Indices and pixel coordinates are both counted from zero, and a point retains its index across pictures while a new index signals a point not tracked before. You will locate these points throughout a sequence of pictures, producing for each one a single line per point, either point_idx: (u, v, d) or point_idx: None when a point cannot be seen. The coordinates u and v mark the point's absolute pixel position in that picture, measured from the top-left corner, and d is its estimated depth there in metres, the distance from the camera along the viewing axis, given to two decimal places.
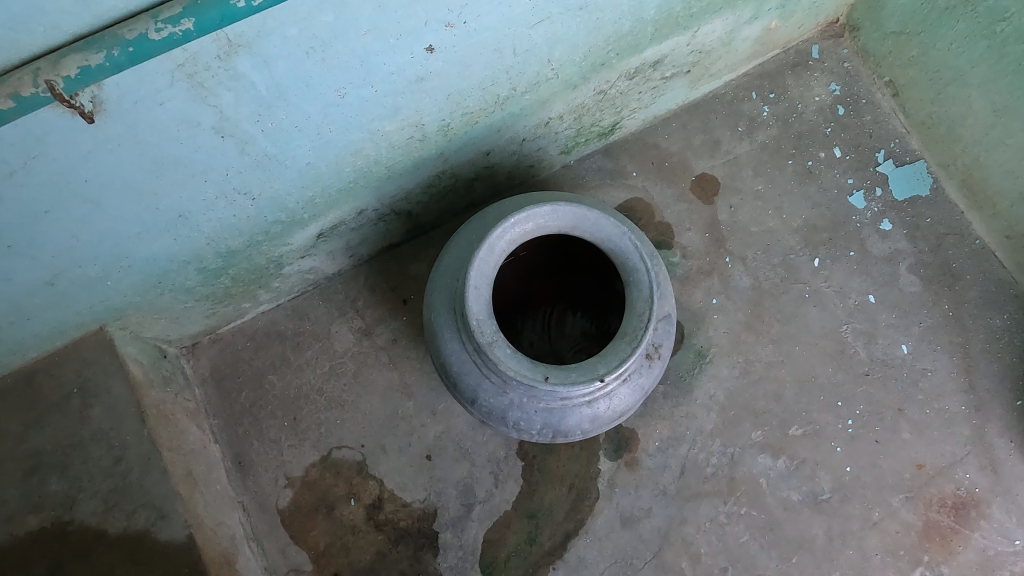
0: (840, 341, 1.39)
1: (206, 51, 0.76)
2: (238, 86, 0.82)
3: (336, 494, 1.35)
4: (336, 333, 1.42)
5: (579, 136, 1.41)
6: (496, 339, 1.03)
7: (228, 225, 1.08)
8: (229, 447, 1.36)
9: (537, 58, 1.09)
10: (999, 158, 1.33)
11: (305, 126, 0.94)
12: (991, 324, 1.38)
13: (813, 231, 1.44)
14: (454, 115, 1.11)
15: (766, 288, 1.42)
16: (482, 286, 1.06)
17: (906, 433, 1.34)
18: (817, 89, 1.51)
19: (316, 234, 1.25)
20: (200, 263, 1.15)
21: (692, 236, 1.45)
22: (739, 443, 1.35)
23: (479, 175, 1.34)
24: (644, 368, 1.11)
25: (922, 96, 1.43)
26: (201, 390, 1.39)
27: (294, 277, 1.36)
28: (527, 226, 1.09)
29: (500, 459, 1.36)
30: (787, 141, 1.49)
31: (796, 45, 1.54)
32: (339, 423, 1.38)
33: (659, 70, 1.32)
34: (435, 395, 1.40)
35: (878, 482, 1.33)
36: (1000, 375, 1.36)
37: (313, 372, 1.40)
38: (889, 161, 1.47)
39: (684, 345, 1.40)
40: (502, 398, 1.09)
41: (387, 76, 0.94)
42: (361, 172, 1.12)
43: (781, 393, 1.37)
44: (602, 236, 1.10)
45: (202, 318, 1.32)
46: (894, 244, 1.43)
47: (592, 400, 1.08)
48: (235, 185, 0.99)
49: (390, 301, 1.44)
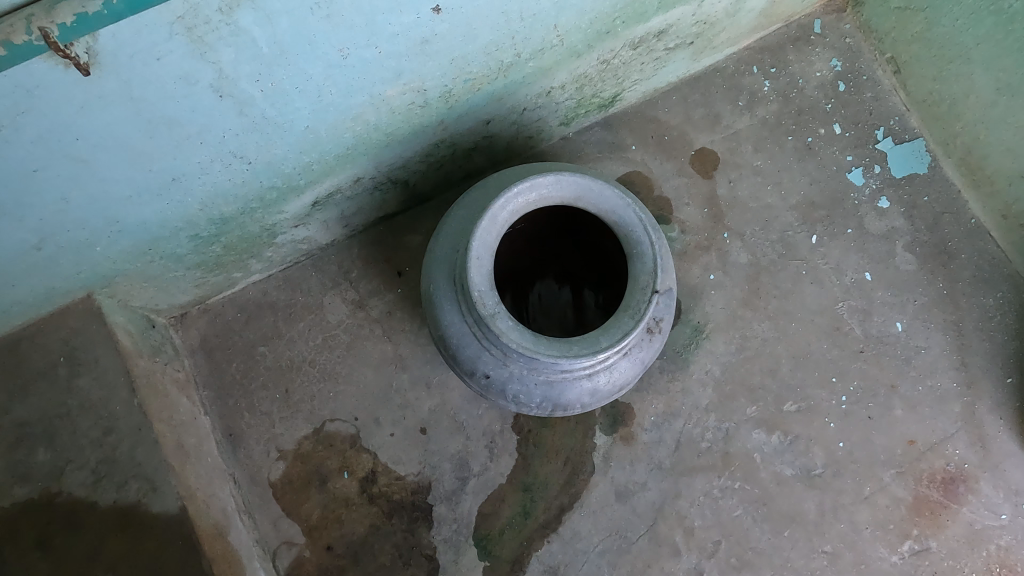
0: (836, 319, 1.39)
1: (208, 3, 0.72)
2: (239, 42, 0.78)
3: (329, 467, 1.33)
4: (329, 305, 1.39)
5: (580, 108, 1.39)
6: (498, 310, 1.02)
7: (222, 191, 1.05)
8: (220, 419, 1.34)
9: (544, 23, 1.06)
10: (999, 136, 1.33)
11: (305, 87, 0.91)
12: (984, 303, 1.38)
13: (812, 208, 1.44)
14: (457, 81, 1.08)
15: (764, 265, 1.42)
16: (484, 257, 1.04)
17: (898, 410, 1.36)
18: (818, 65, 1.50)
19: (311, 202, 1.22)
20: (193, 229, 1.11)
21: (690, 212, 1.44)
22: (734, 418, 1.36)
23: (478, 145, 1.32)
24: (644, 342, 1.10)
25: (924, 74, 1.42)
26: (190, 361, 1.36)
27: (287, 247, 1.33)
28: (530, 197, 1.07)
29: (495, 433, 1.36)
30: (787, 116, 1.48)
31: (798, 18, 1.52)
32: (332, 396, 1.36)
33: (664, 40, 1.30)
34: (430, 368, 1.38)
35: (871, 458, 1.34)
36: (992, 353, 1.37)
37: (305, 344, 1.38)
38: (888, 139, 1.47)
39: (681, 320, 1.39)
40: (501, 370, 1.07)
41: (391, 37, 0.90)
42: (360, 137, 1.09)
43: (777, 368, 1.37)
44: (606, 208, 1.08)
45: (192, 288, 1.30)
46: (891, 222, 1.43)
47: (592, 373, 1.07)
48: (232, 148, 0.96)
49: (384, 273, 1.41)
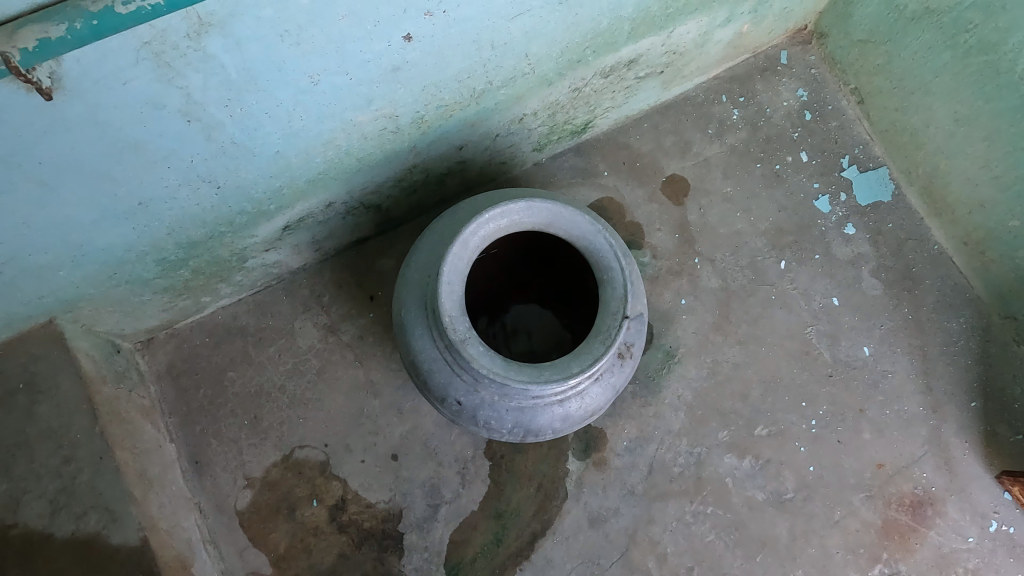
0: (805, 343, 1.41)
1: (176, 30, 0.72)
2: (207, 68, 0.78)
3: (298, 495, 1.31)
4: (300, 329, 1.38)
5: (553, 134, 1.40)
6: (469, 336, 1.01)
7: (190, 215, 1.04)
8: (186, 446, 1.32)
9: (515, 52, 1.07)
10: (958, 166, 1.35)
11: (275, 113, 0.91)
12: (948, 328, 1.41)
13: (780, 234, 1.46)
14: (429, 107, 1.08)
15: (733, 290, 1.43)
16: (455, 283, 1.04)
17: (867, 434, 1.37)
18: (785, 94, 1.54)
19: (282, 227, 1.21)
20: (160, 254, 1.10)
21: (662, 237, 1.45)
22: (706, 443, 1.36)
23: (451, 170, 1.32)
24: (615, 367, 1.10)
25: (886, 105, 1.45)
26: (156, 387, 1.34)
27: (258, 271, 1.32)
28: (501, 222, 1.07)
29: (467, 459, 1.34)
30: (756, 144, 1.51)
31: (765, 50, 1.56)
32: (301, 422, 1.34)
33: (634, 69, 1.32)
34: (402, 394, 1.37)
35: (841, 482, 1.35)
36: (957, 377, 1.39)
37: (275, 369, 1.36)
38: (853, 167, 1.50)
39: (653, 345, 1.40)
40: (472, 396, 1.07)
41: (361, 64, 0.91)
42: (332, 162, 1.09)
43: (748, 393, 1.38)
44: (576, 234, 1.09)
45: (159, 312, 1.28)
46: (857, 248, 1.45)
47: (564, 399, 1.07)
48: (200, 173, 0.95)
49: (356, 297, 1.40)
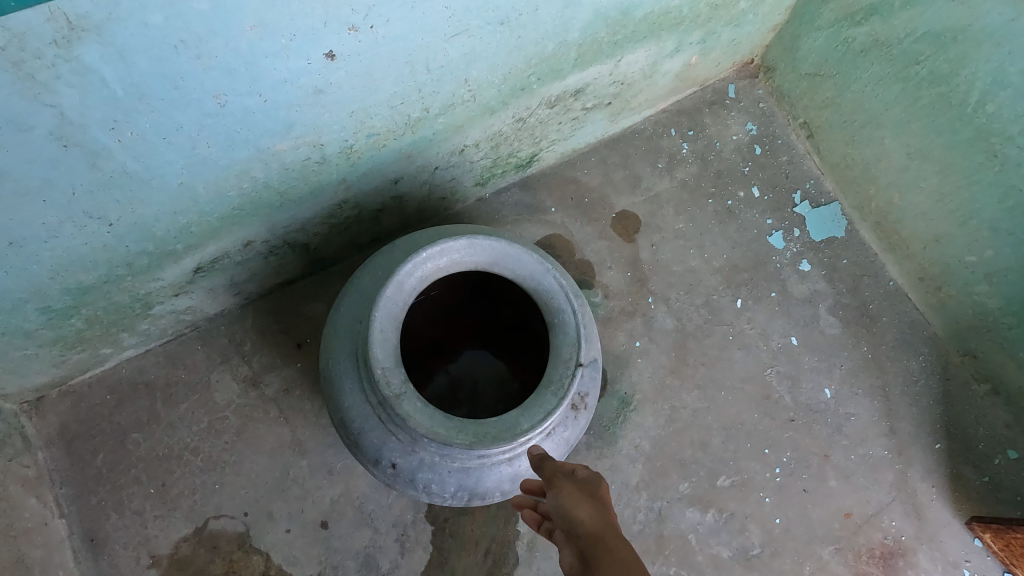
0: (765, 386, 1.34)
1: (38, 33, 0.59)
2: (84, 82, 0.66)
3: (212, 573, 1.15)
4: (217, 383, 1.23)
5: (496, 167, 1.31)
6: (404, 390, 0.90)
7: (78, 256, 0.90)
8: (79, 522, 1.14)
9: (453, 76, 0.98)
10: (912, 200, 1.31)
11: (174, 138, 0.79)
12: (908, 367, 1.37)
13: (734, 271, 1.40)
14: (359, 136, 0.98)
15: (689, 330, 1.36)
16: (388, 330, 0.93)
17: (833, 481, 1.30)
18: (734, 128, 1.50)
19: (193, 269, 1.07)
20: (43, 301, 0.95)
21: (613, 276, 1.37)
22: (666, 496, 1.26)
23: (386, 206, 1.22)
24: (569, 420, 1.00)
25: (836, 139, 1.41)
26: (44, 454, 1.16)
27: (167, 318, 1.17)
28: (440, 262, 0.97)
29: (406, 524, 1.21)
30: (706, 179, 1.46)
31: (713, 83, 1.52)
32: (217, 488, 1.18)
33: (580, 99, 1.25)
34: (333, 453, 1.23)
35: (808, 534, 1.27)
36: (920, 418, 1.34)
37: (187, 429, 1.20)
38: (805, 202, 1.46)
39: (608, 391, 1.30)
40: (410, 457, 0.94)
41: (277, 84, 0.80)
42: (248, 196, 0.97)
43: (708, 441, 1.30)
44: (523, 274, 0.99)
45: (48, 367, 1.11)
46: (813, 285, 1.40)
47: (513, 457, 0.95)
48: (85, 207, 0.82)
49: (281, 345, 1.27)
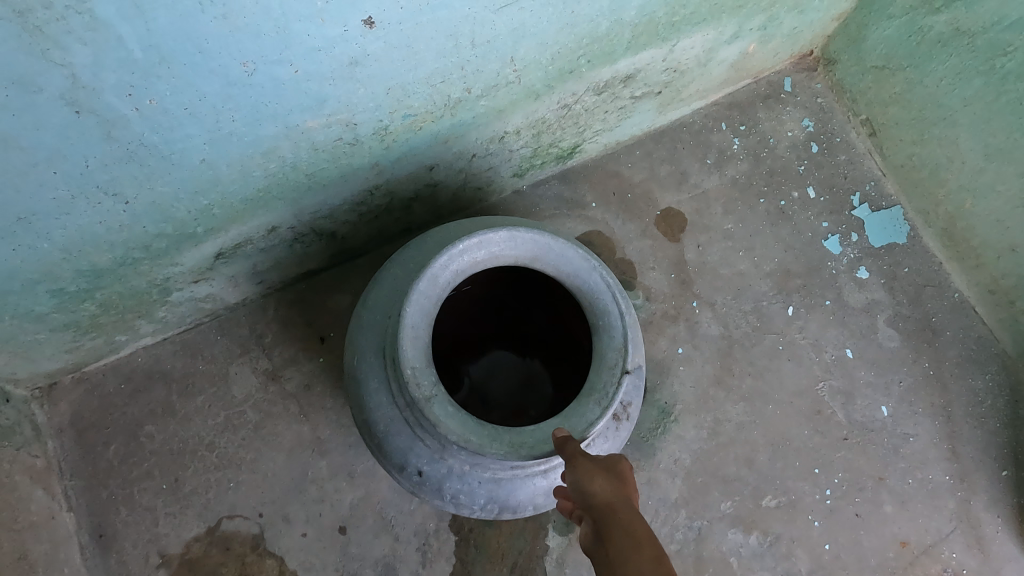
0: (817, 401, 1.25)
1: None
2: (97, 40, 0.59)
3: None
4: (235, 375, 1.17)
5: (536, 157, 1.24)
6: (435, 393, 0.82)
7: (91, 236, 0.83)
8: (87, 516, 1.08)
9: (499, 54, 0.90)
10: (987, 205, 1.22)
11: (196, 108, 0.72)
12: (973, 386, 1.26)
13: (786, 276, 1.31)
14: (395, 116, 0.91)
15: (736, 338, 1.27)
16: (420, 327, 0.85)
17: (888, 506, 1.20)
18: (789, 124, 1.40)
19: (213, 254, 1.01)
20: (55, 283, 0.89)
21: (656, 277, 1.29)
22: (707, 515, 1.18)
23: (419, 195, 1.15)
24: (610, 431, 0.92)
25: (903, 137, 1.32)
26: (54, 443, 1.11)
27: (185, 306, 1.11)
28: (477, 254, 0.89)
29: (429, 533, 1.14)
30: (758, 177, 1.36)
31: (768, 75, 1.42)
32: (232, 487, 1.12)
33: (630, 87, 1.17)
34: (353, 454, 1.16)
35: (860, 563, 1.18)
36: (985, 442, 1.24)
37: (202, 423, 1.14)
38: (864, 206, 1.36)
39: (647, 400, 1.22)
40: (438, 465, 0.87)
41: (310, 53, 0.73)
42: (274, 177, 0.90)
43: (754, 458, 1.21)
44: (566, 271, 0.91)
45: (61, 353, 1.06)
46: (872, 294, 1.31)
47: (548, 470, 0.87)
48: (99, 182, 0.75)
49: (303, 338, 1.20)
